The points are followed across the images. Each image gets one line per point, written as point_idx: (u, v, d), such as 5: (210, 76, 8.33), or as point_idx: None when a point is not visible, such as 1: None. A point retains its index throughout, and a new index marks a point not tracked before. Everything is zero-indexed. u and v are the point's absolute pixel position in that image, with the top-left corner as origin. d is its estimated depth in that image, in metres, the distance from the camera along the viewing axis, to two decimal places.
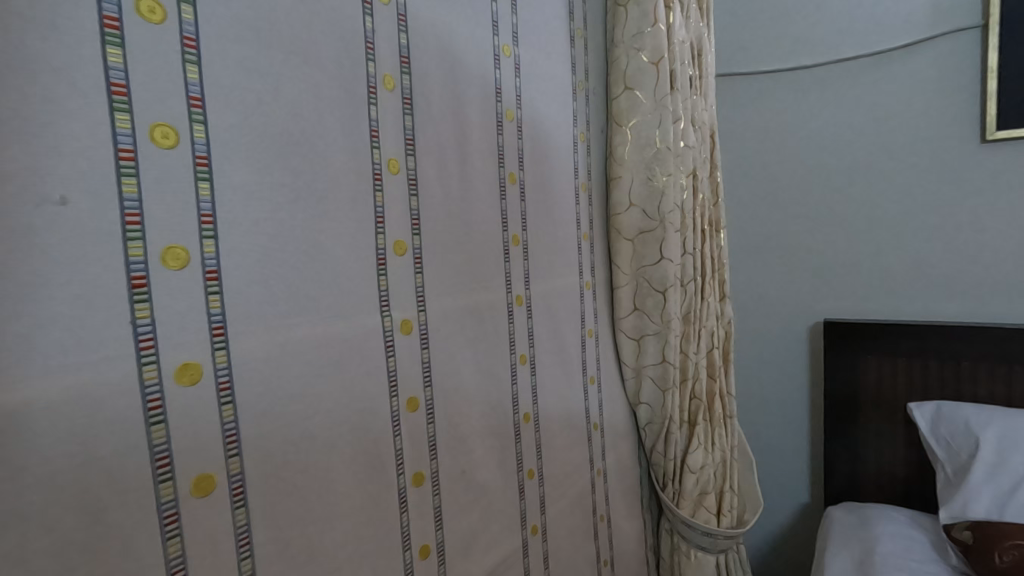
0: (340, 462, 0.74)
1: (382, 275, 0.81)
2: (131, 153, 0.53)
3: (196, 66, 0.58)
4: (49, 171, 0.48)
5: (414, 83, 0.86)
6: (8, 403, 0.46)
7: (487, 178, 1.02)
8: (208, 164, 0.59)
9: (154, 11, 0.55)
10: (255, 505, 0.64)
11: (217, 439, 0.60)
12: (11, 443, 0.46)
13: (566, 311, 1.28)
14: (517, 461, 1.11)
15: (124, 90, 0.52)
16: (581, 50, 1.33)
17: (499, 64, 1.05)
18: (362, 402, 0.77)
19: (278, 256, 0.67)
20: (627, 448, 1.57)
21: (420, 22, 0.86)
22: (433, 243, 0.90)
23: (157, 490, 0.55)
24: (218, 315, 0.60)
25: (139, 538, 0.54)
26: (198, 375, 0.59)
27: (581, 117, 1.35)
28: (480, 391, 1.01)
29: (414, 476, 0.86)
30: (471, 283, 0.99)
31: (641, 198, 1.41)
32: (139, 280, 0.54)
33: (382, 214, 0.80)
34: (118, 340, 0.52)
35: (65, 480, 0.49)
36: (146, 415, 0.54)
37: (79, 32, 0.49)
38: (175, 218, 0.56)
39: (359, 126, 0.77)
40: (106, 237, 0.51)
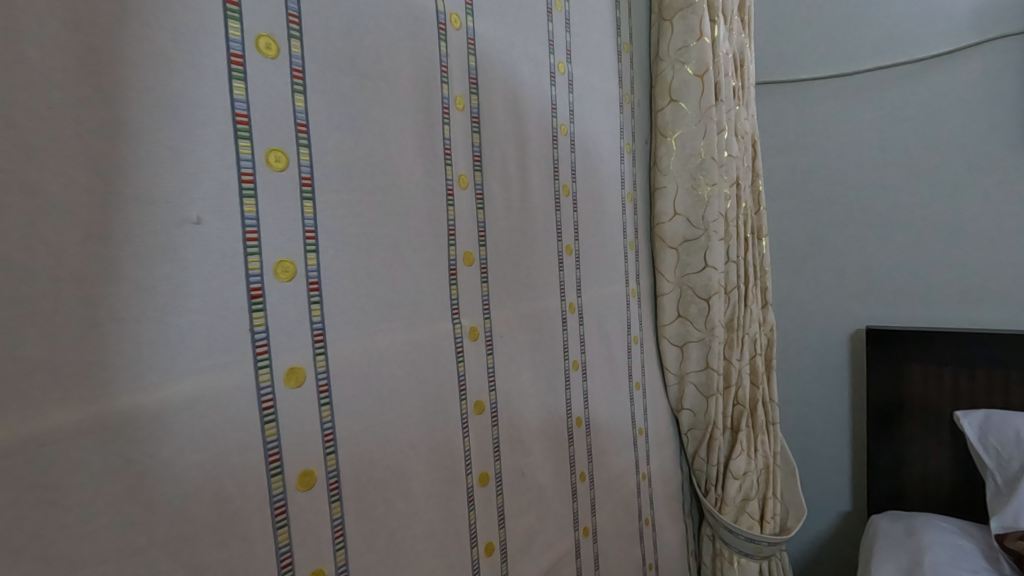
0: (417, 461, 0.78)
1: (454, 285, 0.85)
2: (251, 176, 0.58)
3: (303, 95, 0.64)
4: (188, 194, 0.53)
5: (481, 102, 0.91)
6: (153, 402, 0.51)
7: (544, 190, 1.06)
8: (312, 184, 0.65)
9: (270, 46, 0.60)
10: (347, 500, 0.69)
11: (317, 438, 0.65)
12: (155, 437, 0.52)
13: (614, 318, 1.31)
14: (570, 463, 1.15)
15: (246, 119, 0.58)
16: (627, 64, 1.37)
17: (555, 81, 1.10)
18: (436, 404, 0.81)
19: (367, 268, 0.72)
20: (670, 453, 1.59)
21: (486, 45, 0.91)
22: (497, 254, 0.94)
23: (268, 483, 0.60)
24: (318, 323, 0.65)
25: (256, 527, 0.59)
26: (302, 377, 0.64)
27: (628, 129, 1.38)
28: (538, 395, 1.05)
29: (481, 476, 0.91)
30: (530, 291, 1.03)
31: (686, 207, 1.44)
32: (257, 291, 0.59)
33: (453, 227, 0.85)
34: (239, 346, 0.58)
35: (196, 472, 0.54)
36: (261, 414, 0.60)
37: (211, 69, 0.55)
38: (285, 234, 0.62)
39: (435, 145, 0.82)
40: (231, 252, 0.57)
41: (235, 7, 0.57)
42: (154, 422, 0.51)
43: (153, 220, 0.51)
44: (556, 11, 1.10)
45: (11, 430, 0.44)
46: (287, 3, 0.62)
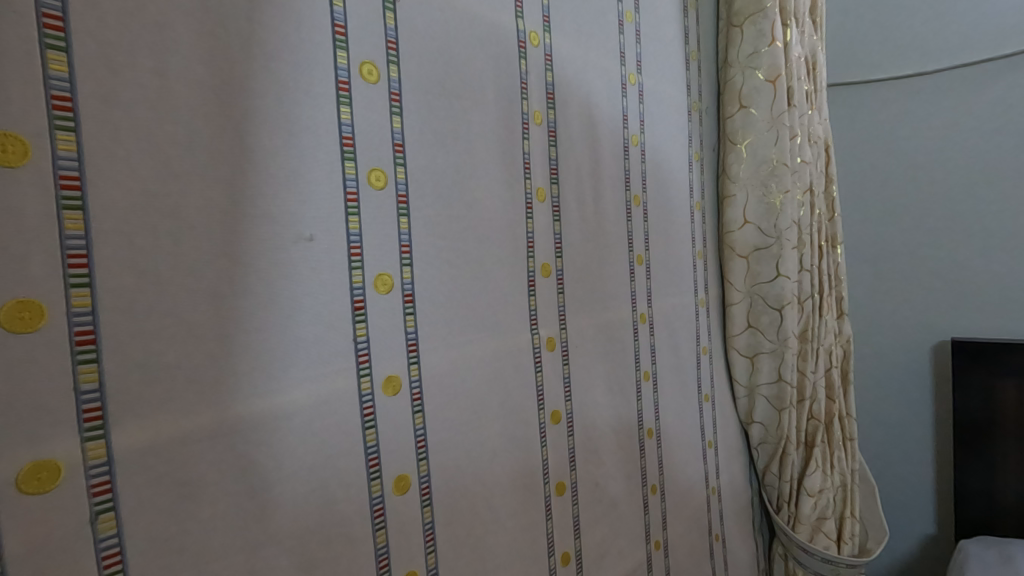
0: (499, 469, 0.80)
1: (533, 296, 0.87)
2: (355, 196, 0.62)
3: (399, 116, 0.67)
4: (302, 213, 0.57)
5: (558, 116, 0.92)
6: (271, 408, 0.55)
7: (616, 202, 1.06)
8: (407, 202, 0.68)
9: (372, 72, 0.64)
10: (437, 505, 0.71)
11: (411, 444, 0.68)
12: (272, 440, 0.55)
13: (683, 328, 1.30)
14: (642, 474, 1.14)
15: (351, 142, 0.62)
16: (695, 72, 1.36)
17: (626, 92, 1.10)
18: (517, 413, 0.83)
19: (455, 280, 0.74)
20: (740, 467, 1.54)
21: (562, 60, 0.93)
22: (572, 265, 0.95)
23: (369, 486, 0.63)
24: (412, 333, 0.68)
25: (358, 527, 0.62)
26: (398, 386, 0.67)
27: (696, 138, 1.37)
28: (611, 406, 1.05)
29: (558, 485, 0.92)
30: (604, 302, 1.03)
31: (756, 215, 1.41)
32: (360, 304, 0.62)
33: (532, 239, 0.87)
34: (345, 355, 0.61)
35: (306, 473, 0.58)
36: (363, 420, 0.63)
37: (323, 96, 0.59)
38: (384, 249, 0.65)
39: (516, 159, 0.84)
40: (339, 267, 0.60)
41: (343, 37, 0.61)
42: (272, 426, 0.55)
43: (273, 238, 0.55)
44: (627, 22, 1.10)
45: (158, 431, 0.48)
46: (386, 30, 0.66)
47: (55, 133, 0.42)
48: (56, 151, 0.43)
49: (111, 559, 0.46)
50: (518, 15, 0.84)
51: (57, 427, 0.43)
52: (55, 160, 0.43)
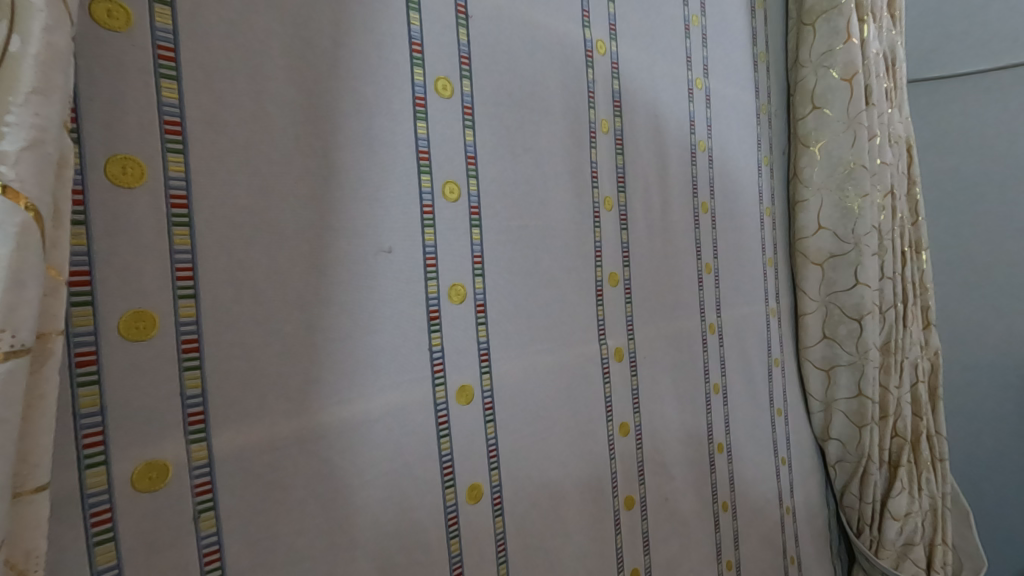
0: (568, 480, 0.79)
1: (601, 305, 0.86)
2: (430, 208, 0.63)
3: (472, 129, 0.68)
4: (382, 226, 0.59)
5: (625, 124, 0.91)
6: (353, 415, 0.57)
7: (684, 210, 1.04)
8: (479, 213, 0.69)
9: (446, 87, 0.66)
10: (508, 515, 0.71)
11: (483, 453, 0.68)
12: (354, 446, 0.57)
13: (754, 339, 1.25)
14: (713, 491, 1.09)
15: (427, 156, 0.63)
16: (763, 74, 1.31)
17: (693, 97, 1.08)
18: (585, 425, 0.82)
19: (526, 290, 0.74)
20: (816, 486, 1.46)
21: (628, 67, 0.92)
22: (640, 275, 0.94)
23: (443, 494, 0.64)
24: (484, 343, 0.69)
25: (433, 534, 0.63)
26: (471, 395, 0.67)
27: (765, 141, 1.32)
28: (680, 419, 1.02)
29: (627, 499, 0.89)
30: (672, 312, 1.01)
31: (832, 220, 1.34)
32: (435, 314, 0.64)
33: (600, 248, 0.86)
34: (421, 364, 0.62)
35: (385, 480, 0.59)
36: (438, 428, 0.64)
37: (401, 112, 0.61)
38: (457, 260, 0.66)
39: (583, 168, 0.83)
40: (415, 277, 0.62)
41: (419, 55, 0.63)
42: (353, 432, 0.57)
43: (355, 251, 0.57)
44: (693, 27, 1.08)
45: (252, 435, 0.50)
46: (459, 46, 0.67)
47: (167, 155, 0.46)
48: (167, 172, 0.46)
49: (211, 556, 0.48)
50: (585, 24, 0.84)
51: (165, 429, 0.45)
52: (167, 180, 0.46)
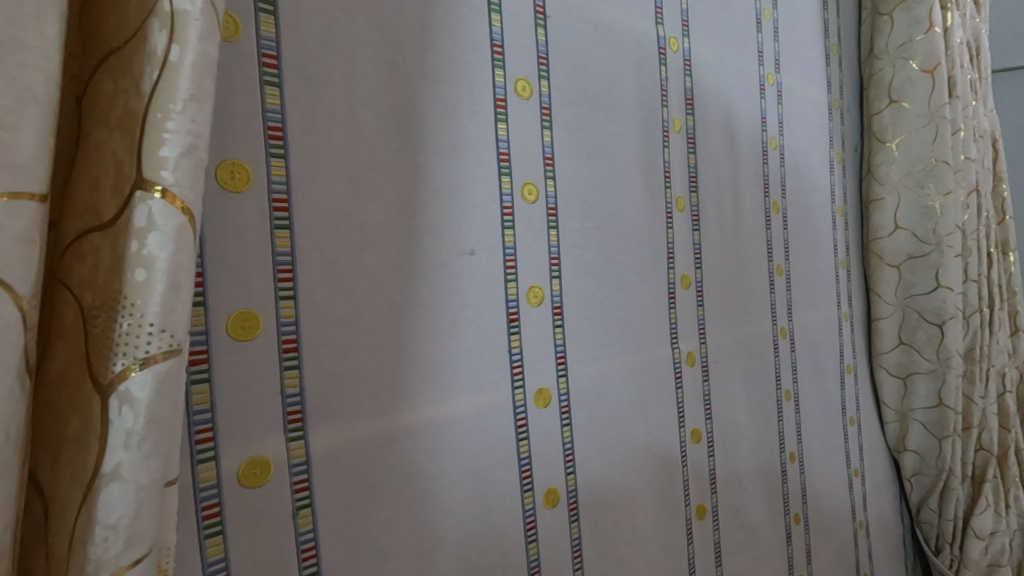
0: (642, 487, 0.78)
1: (673, 308, 0.84)
2: (510, 210, 0.63)
3: (549, 130, 0.68)
4: (465, 228, 0.59)
5: (697, 122, 0.89)
6: (436, 415, 0.57)
7: (756, 210, 1.01)
8: (556, 214, 0.68)
9: (525, 88, 0.65)
10: (584, 521, 0.70)
11: (559, 457, 0.67)
12: (437, 448, 0.57)
13: (826, 344, 1.19)
14: (784, 502, 1.05)
15: (507, 157, 0.63)
16: (836, 68, 1.26)
17: (765, 93, 1.04)
18: (658, 430, 0.80)
19: (601, 292, 0.73)
20: (891, 500, 1.39)
21: (700, 65, 0.90)
22: (712, 277, 0.91)
23: (522, 498, 0.63)
24: (561, 345, 0.68)
25: (512, 538, 0.62)
26: (548, 398, 0.66)
27: (837, 138, 1.27)
28: (752, 427, 0.98)
29: (699, 508, 0.87)
30: (744, 316, 0.97)
31: (910, 220, 1.27)
32: (514, 315, 0.63)
33: (673, 250, 0.84)
34: (501, 367, 0.62)
35: (466, 482, 0.59)
36: (517, 431, 0.63)
37: (482, 114, 0.61)
38: (535, 262, 0.66)
39: (656, 168, 0.81)
40: (495, 280, 0.62)
41: (500, 56, 0.63)
42: (437, 434, 0.57)
43: (439, 253, 0.57)
44: (765, 21, 1.05)
45: (345, 434, 0.51)
46: (538, 46, 0.67)
47: (270, 160, 0.47)
48: (271, 177, 0.47)
49: (309, 553, 0.49)
50: (658, 21, 0.82)
51: (267, 427, 0.47)
52: (270, 184, 0.47)
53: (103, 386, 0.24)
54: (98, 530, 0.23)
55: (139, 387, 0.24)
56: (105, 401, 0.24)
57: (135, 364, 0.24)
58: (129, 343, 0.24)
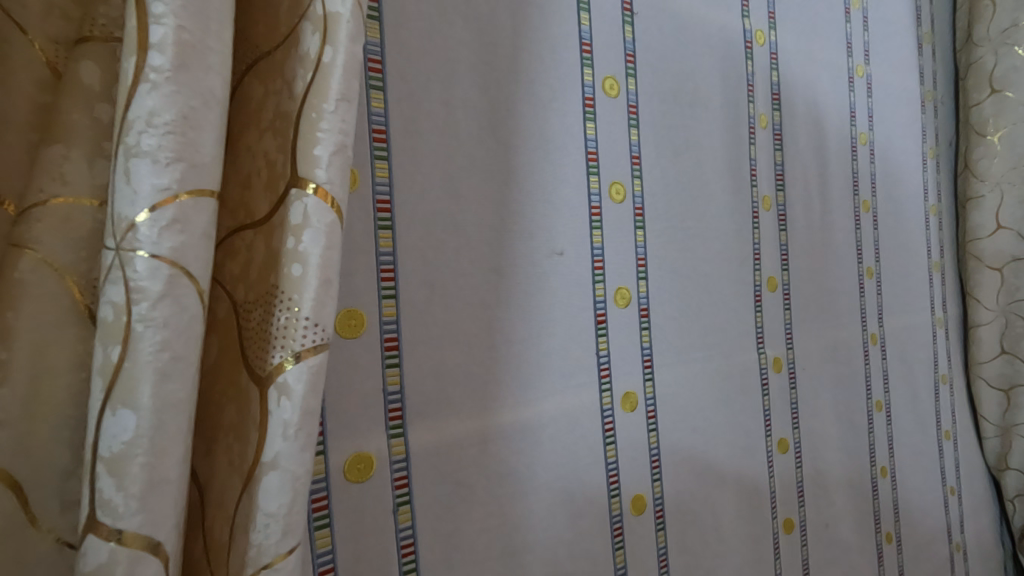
0: (728, 497, 0.75)
1: (760, 312, 0.80)
2: (598, 210, 0.62)
3: (636, 128, 0.66)
4: (554, 228, 0.59)
5: (784, 118, 0.86)
6: (527, 417, 0.57)
7: (845, 210, 0.95)
8: (643, 214, 0.67)
9: (613, 87, 0.64)
10: (670, 530, 0.68)
11: (646, 463, 0.66)
12: (527, 449, 0.57)
13: (920, 352, 1.12)
14: (875, 519, 0.99)
15: (595, 157, 0.62)
16: (928, 57, 1.18)
17: (854, 85, 0.99)
18: (743, 438, 0.77)
19: (686, 294, 0.71)
20: (990, 522, 1.28)
21: (788, 58, 0.86)
22: (800, 280, 0.87)
23: (609, 503, 0.62)
24: (647, 348, 0.66)
25: (599, 544, 0.61)
26: (634, 402, 0.65)
27: (930, 132, 1.18)
28: (841, 439, 0.93)
29: (786, 522, 0.83)
30: (833, 321, 0.92)
31: (1015, 220, 1.13)
32: (602, 317, 0.62)
33: (759, 251, 0.81)
34: (589, 369, 0.61)
35: (555, 485, 0.58)
36: (604, 436, 0.62)
37: (571, 113, 0.60)
38: (623, 262, 0.64)
39: (742, 166, 0.79)
40: (584, 281, 0.61)
41: (588, 55, 0.62)
42: (528, 435, 0.57)
43: (530, 253, 0.57)
44: (854, 10, 0.99)
45: (441, 432, 0.51)
46: (625, 44, 0.65)
47: (374, 162, 0.48)
48: (375, 178, 0.48)
49: (408, 549, 0.49)
50: (745, 14, 0.79)
51: (371, 424, 0.48)
52: (375, 186, 0.48)
53: (261, 378, 0.25)
54: (260, 516, 0.24)
55: (295, 379, 0.25)
56: (264, 392, 0.25)
57: (291, 357, 0.25)
58: (286, 335, 0.25)
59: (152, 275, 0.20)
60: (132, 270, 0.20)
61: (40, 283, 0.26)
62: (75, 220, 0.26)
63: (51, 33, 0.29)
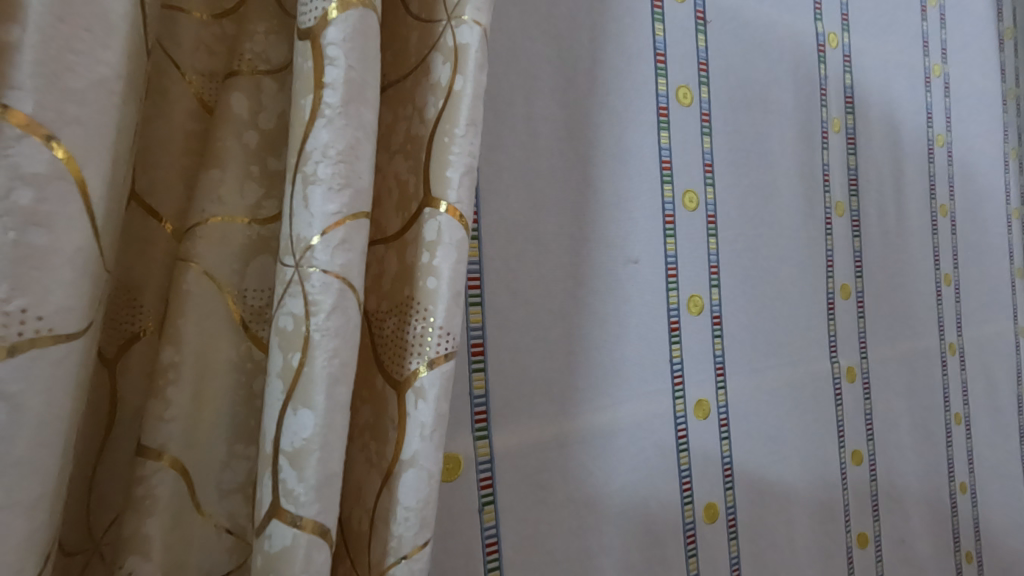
0: (800, 508, 0.73)
1: (833, 320, 0.78)
2: (672, 218, 0.63)
3: (709, 136, 0.66)
4: (630, 237, 0.60)
5: (858, 121, 0.84)
6: (603, 422, 0.57)
7: (921, 214, 0.92)
8: (716, 222, 0.67)
9: (686, 95, 0.64)
10: (743, 540, 0.67)
11: (718, 471, 0.65)
12: (603, 455, 0.57)
13: (1003, 363, 1.06)
14: (954, 537, 0.95)
15: (669, 165, 0.62)
16: (1010, 53, 1.12)
17: (930, 85, 0.95)
18: (816, 448, 0.76)
19: (758, 302, 0.71)
20: None
21: (861, 60, 0.84)
22: (874, 287, 0.85)
23: (682, 510, 0.62)
24: (719, 356, 0.66)
25: (673, 550, 0.61)
26: (707, 410, 0.65)
27: (1013, 132, 1.12)
28: (917, 452, 0.90)
29: (860, 536, 0.80)
30: (908, 329, 0.89)
31: None
32: (676, 325, 0.62)
33: (832, 258, 0.79)
34: (662, 376, 0.61)
35: (629, 490, 0.59)
36: (678, 443, 0.62)
37: (646, 123, 0.61)
38: (696, 270, 0.65)
39: (814, 172, 0.77)
40: (658, 288, 0.61)
41: (663, 64, 0.63)
42: (604, 440, 0.57)
43: (606, 262, 0.58)
44: (931, 8, 0.96)
45: (522, 436, 0.53)
46: (698, 52, 0.66)
47: None
48: None
49: (492, 547, 0.51)
50: (818, 17, 0.78)
51: (459, 426, 0.49)
52: None
53: (399, 382, 0.27)
54: (400, 509, 0.26)
55: (430, 384, 0.26)
56: (402, 395, 0.27)
57: (426, 363, 0.27)
58: (422, 342, 0.27)
59: (325, 290, 0.22)
60: (309, 284, 0.22)
61: (204, 293, 0.29)
62: (230, 237, 0.29)
63: (200, 67, 0.32)
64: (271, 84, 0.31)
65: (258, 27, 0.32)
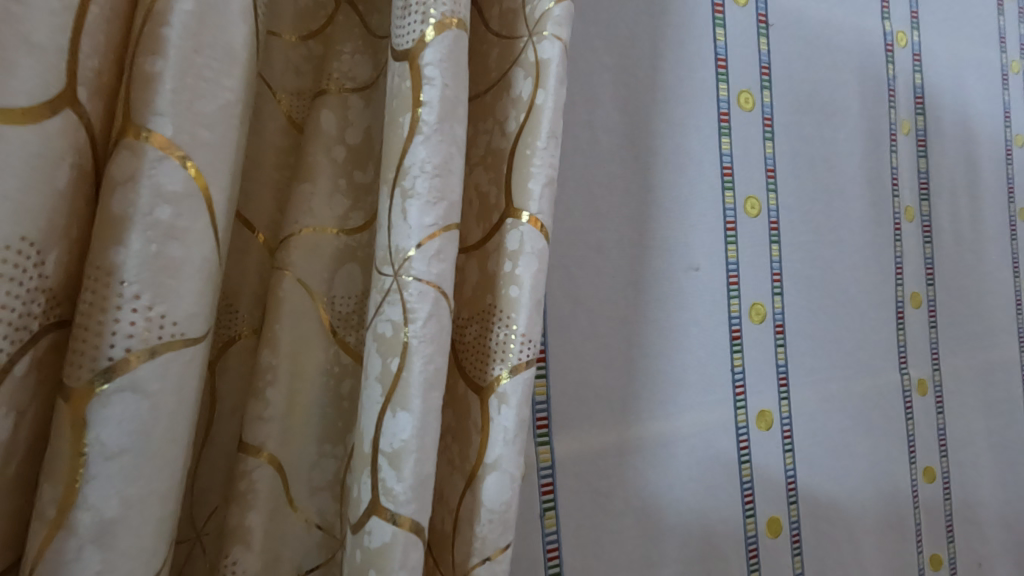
0: (868, 526, 0.70)
1: (902, 330, 0.75)
2: (733, 225, 0.62)
3: (771, 141, 0.65)
4: (691, 244, 0.59)
5: (929, 123, 0.80)
6: (663, 431, 0.57)
7: (998, 219, 0.87)
8: (778, 228, 0.65)
9: (748, 100, 0.63)
10: (808, 556, 0.65)
11: (781, 484, 0.64)
12: (664, 464, 0.57)
13: None
14: None
15: (730, 171, 0.62)
16: None
17: (1008, 83, 0.90)
18: (885, 463, 0.73)
19: (822, 311, 0.68)
20: None
21: (932, 58, 0.81)
22: (948, 296, 0.80)
23: (745, 523, 0.61)
24: (782, 365, 0.65)
25: (734, 564, 0.60)
26: (770, 421, 0.63)
27: None
28: (995, 470, 0.85)
29: (933, 557, 0.76)
30: (984, 340, 0.85)
31: None
32: (737, 333, 0.61)
33: (901, 265, 0.76)
34: (724, 386, 0.60)
35: (689, 501, 0.58)
36: (739, 454, 0.61)
37: (707, 129, 0.60)
38: (758, 277, 0.63)
39: (882, 175, 0.74)
40: (719, 296, 0.60)
41: (724, 70, 0.62)
42: (664, 449, 0.57)
43: (667, 269, 0.58)
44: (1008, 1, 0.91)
45: (583, 443, 0.53)
46: (760, 56, 0.65)
47: None
48: None
49: (553, 553, 0.51)
50: (885, 16, 0.75)
51: None
52: None
53: (481, 387, 0.28)
54: (483, 511, 0.27)
55: (512, 390, 0.27)
56: (485, 400, 0.28)
57: (508, 370, 0.27)
58: (504, 349, 0.28)
59: (422, 298, 0.23)
60: (407, 293, 0.23)
61: (297, 299, 0.30)
62: (321, 247, 0.31)
63: (290, 87, 0.34)
64: (357, 101, 0.33)
65: (345, 47, 0.34)
